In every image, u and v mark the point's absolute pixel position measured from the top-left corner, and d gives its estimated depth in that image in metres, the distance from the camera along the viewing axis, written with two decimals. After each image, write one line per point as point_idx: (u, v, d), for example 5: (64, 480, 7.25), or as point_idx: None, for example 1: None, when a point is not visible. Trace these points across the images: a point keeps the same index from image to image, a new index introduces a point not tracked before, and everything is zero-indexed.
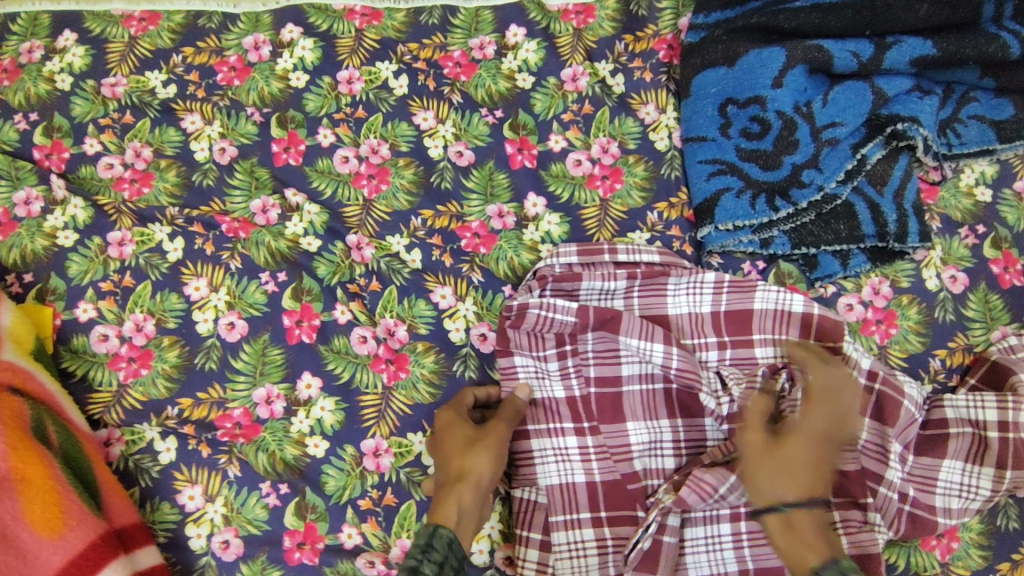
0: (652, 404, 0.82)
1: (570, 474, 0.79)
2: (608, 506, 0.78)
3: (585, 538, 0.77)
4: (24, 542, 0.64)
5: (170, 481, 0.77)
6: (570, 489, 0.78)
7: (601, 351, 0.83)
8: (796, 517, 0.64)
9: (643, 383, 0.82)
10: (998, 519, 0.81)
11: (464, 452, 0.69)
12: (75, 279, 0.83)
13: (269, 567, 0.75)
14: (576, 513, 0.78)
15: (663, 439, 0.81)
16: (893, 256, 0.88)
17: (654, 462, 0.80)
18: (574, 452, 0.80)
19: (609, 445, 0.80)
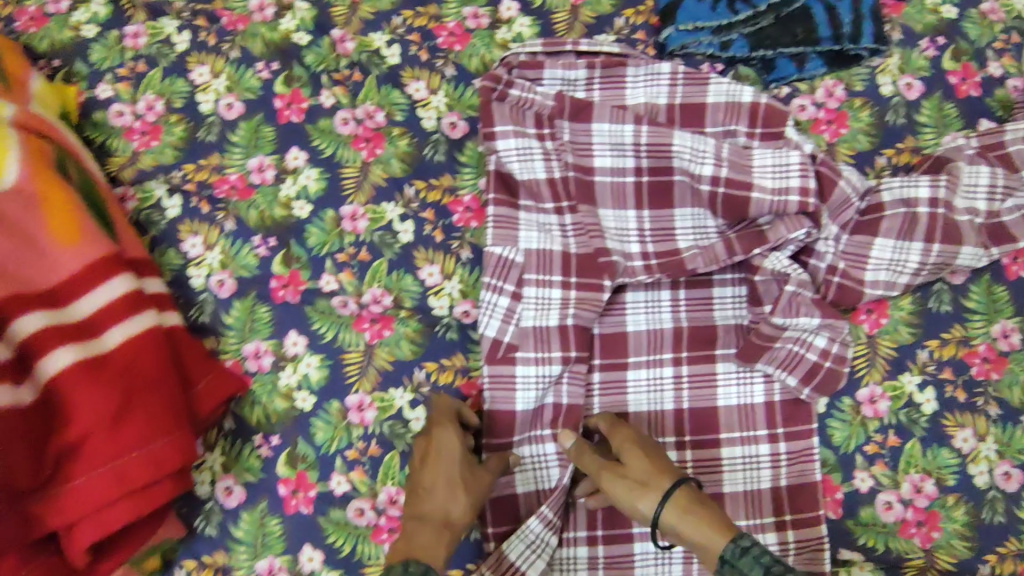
0: (620, 195, 0.87)
1: (548, 243, 0.85)
2: (580, 273, 0.84)
3: (552, 295, 0.84)
4: (48, 247, 0.76)
5: (175, 231, 0.88)
6: (546, 254, 0.85)
7: (575, 142, 0.87)
8: (679, 506, 0.68)
9: (614, 176, 0.87)
10: (931, 302, 0.86)
11: (438, 482, 0.72)
12: (96, 65, 0.94)
13: (257, 303, 0.86)
14: (548, 274, 0.85)
15: (628, 225, 0.86)
16: (849, 61, 0.92)
17: (623, 244, 0.86)
18: (555, 226, 0.86)
19: (587, 223, 0.85)
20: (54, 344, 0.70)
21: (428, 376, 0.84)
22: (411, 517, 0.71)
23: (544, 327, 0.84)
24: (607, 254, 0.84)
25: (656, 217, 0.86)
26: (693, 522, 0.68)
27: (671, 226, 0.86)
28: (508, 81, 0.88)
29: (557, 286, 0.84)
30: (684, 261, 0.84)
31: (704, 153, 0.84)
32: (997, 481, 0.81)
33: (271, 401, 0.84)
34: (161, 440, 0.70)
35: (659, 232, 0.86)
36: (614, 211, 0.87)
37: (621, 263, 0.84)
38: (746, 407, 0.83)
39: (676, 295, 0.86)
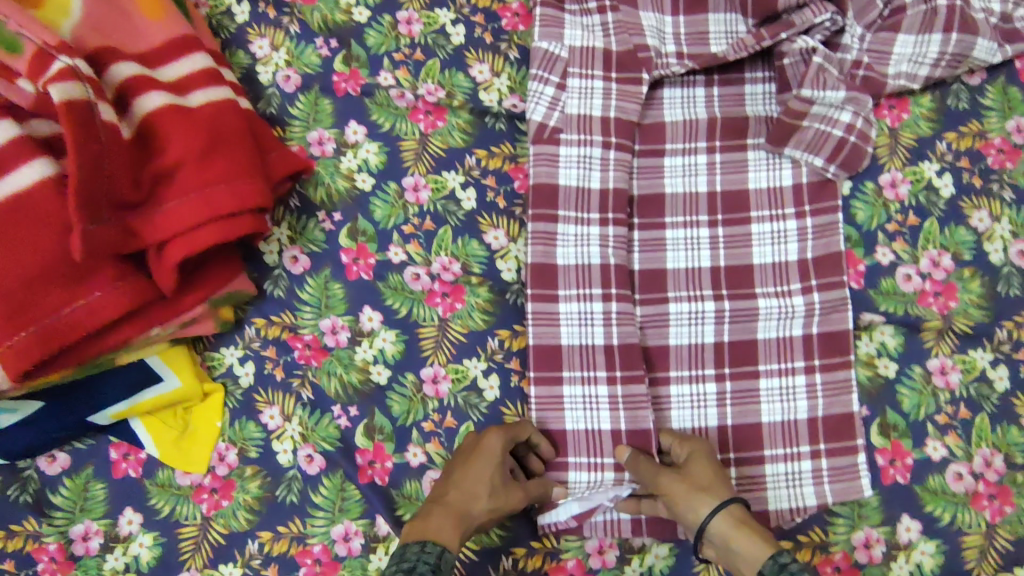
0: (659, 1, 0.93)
1: (591, 40, 0.91)
2: (620, 68, 0.90)
3: (594, 84, 0.89)
4: (138, 21, 0.83)
5: (244, 35, 0.95)
6: (589, 51, 0.90)
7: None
8: (733, 517, 0.70)
9: None
10: (949, 101, 0.92)
11: (472, 479, 0.73)
12: None
13: (321, 96, 0.92)
14: (590, 70, 0.90)
15: (665, 30, 0.92)
16: None
17: (660, 43, 0.91)
18: (598, 27, 0.92)
19: (627, 22, 0.91)
20: (147, 89, 0.76)
21: (478, 162, 0.91)
22: (439, 506, 0.71)
23: (587, 115, 0.88)
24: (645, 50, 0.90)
25: (692, 21, 0.93)
26: (742, 532, 0.68)
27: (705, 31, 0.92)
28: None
29: (599, 77, 0.89)
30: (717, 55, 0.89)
31: None
32: (1012, 258, 0.87)
33: (333, 182, 0.90)
34: (242, 180, 0.76)
35: (694, 36, 0.92)
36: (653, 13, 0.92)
37: (657, 58, 0.90)
38: (776, 188, 0.88)
39: (710, 92, 0.92)
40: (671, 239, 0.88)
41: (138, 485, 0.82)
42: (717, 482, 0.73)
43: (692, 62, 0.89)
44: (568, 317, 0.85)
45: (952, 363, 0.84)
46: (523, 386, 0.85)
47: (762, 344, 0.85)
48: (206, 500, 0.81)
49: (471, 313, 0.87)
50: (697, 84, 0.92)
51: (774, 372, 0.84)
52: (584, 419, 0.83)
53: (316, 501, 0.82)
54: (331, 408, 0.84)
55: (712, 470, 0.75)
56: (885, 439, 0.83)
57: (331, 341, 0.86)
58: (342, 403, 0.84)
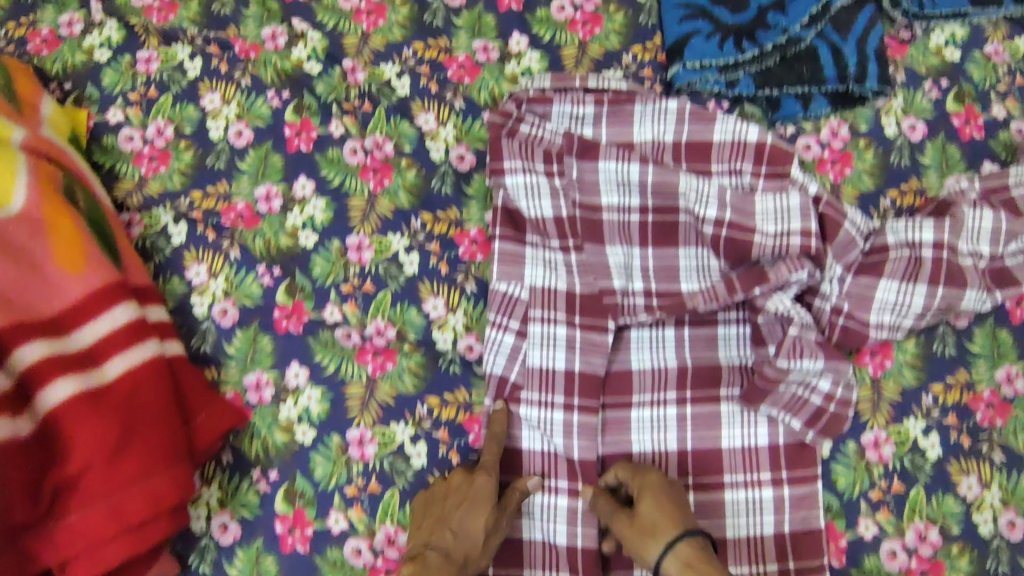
0: (626, 231, 0.86)
1: (553, 280, 0.85)
2: (583, 312, 0.83)
3: (557, 332, 0.83)
4: (53, 274, 0.75)
5: (180, 259, 0.87)
6: (550, 292, 0.84)
7: (583, 180, 0.87)
8: (681, 559, 0.67)
9: (619, 214, 0.87)
10: (935, 347, 0.86)
11: (473, 521, 0.71)
12: (108, 89, 0.94)
13: (260, 333, 0.85)
14: (552, 312, 0.84)
15: (634, 264, 0.86)
16: (854, 101, 0.92)
17: (627, 282, 0.85)
18: (561, 263, 0.85)
19: (590, 263, 0.85)
20: (54, 374, 0.69)
21: (429, 412, 0.82)
22: (439, 559, 0.68)
23: (550, 369, 0.82)
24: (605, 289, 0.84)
25: (663, 255, 0.86)
26: (692, 567, 0.66)
27: (676, 265, 0.85)
28: (517, 119, 0.88)
29: (560, 321, 0.83)
30: (686, 302, 0.83)
31: (707, 195, 0.84)
32: (1001, 530, 0.80)
33: (271, 434, 0.82)
34: (158, 477, 0.70)
35: (664, 269, 0.85)
36: (622, 246, 0.86)
37: (627, 304, 0.84)
38: (750, 449, 0.81)
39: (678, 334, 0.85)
40: None
41: None
42: (664, 523, 0.69)
43: (657, 307, 0.84)
44: None
45: None
46: None
47: None
48: None
49: None
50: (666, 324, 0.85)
51: None
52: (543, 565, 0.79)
53: None
54: None
55: (665, 504, 0.71)
56: None
57: None
58: None
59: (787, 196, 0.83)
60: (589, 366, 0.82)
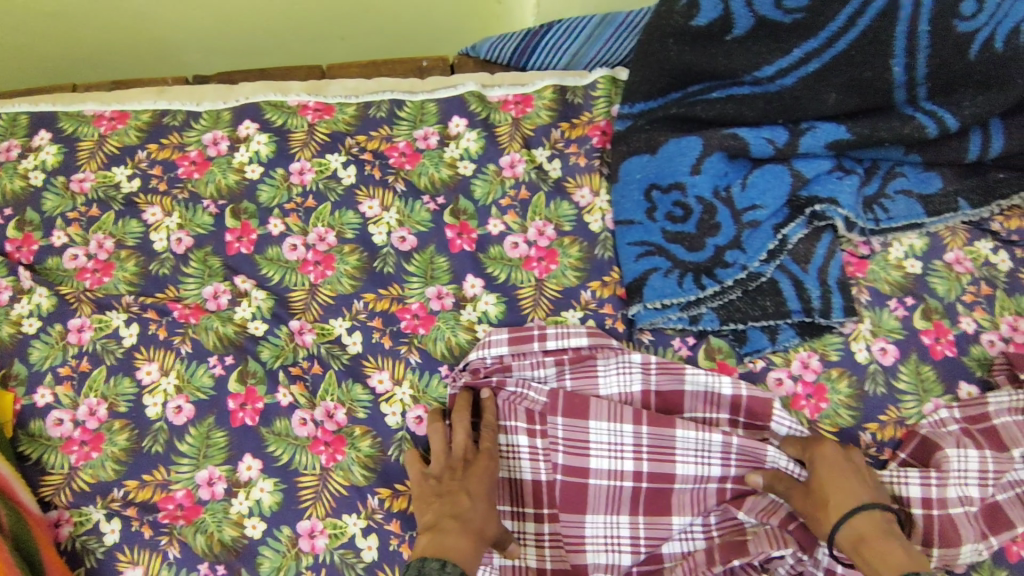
0: (615, 496, 0.81)
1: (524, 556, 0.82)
2: None
3: None
4: None
5: (113, 562, 0.80)
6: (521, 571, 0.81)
7: (569, 437, 0.81)
8: (857, 532, 0.68)
9: (610, 478, 0.81)
10: None
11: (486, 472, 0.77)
12: (36, 365, 0.88)
13: None
14: None
15: (619, 533, 0.81)
16: (820, 330, 0.90)
17: (610, 556, 0.80)
18: (530, 536, 0.82)
19: (564, 535, 0.81)
20: None
21: None
22: (456, 522, 0.70)
23: None
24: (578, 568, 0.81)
25: (654, 521, 0.81)
26: (868, 540, 0.66)
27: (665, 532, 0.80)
28: (500, 378, 0.86)
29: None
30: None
31: (710, 451, 0.80)
32: None
33: None
34: None
35: (654, 536, 0.81)
36: (605, 515, 0.81)
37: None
38: None
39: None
40: None
41: None
42: (847, 492, 0.70)
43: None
44: None
45: None
46: None
47: None
48: None
49: None
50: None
51: None
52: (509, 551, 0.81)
53: None
54: None
55: (847, 478, 0.72)
56: None
57: None
58: None
59: (784, 457, 0.79)
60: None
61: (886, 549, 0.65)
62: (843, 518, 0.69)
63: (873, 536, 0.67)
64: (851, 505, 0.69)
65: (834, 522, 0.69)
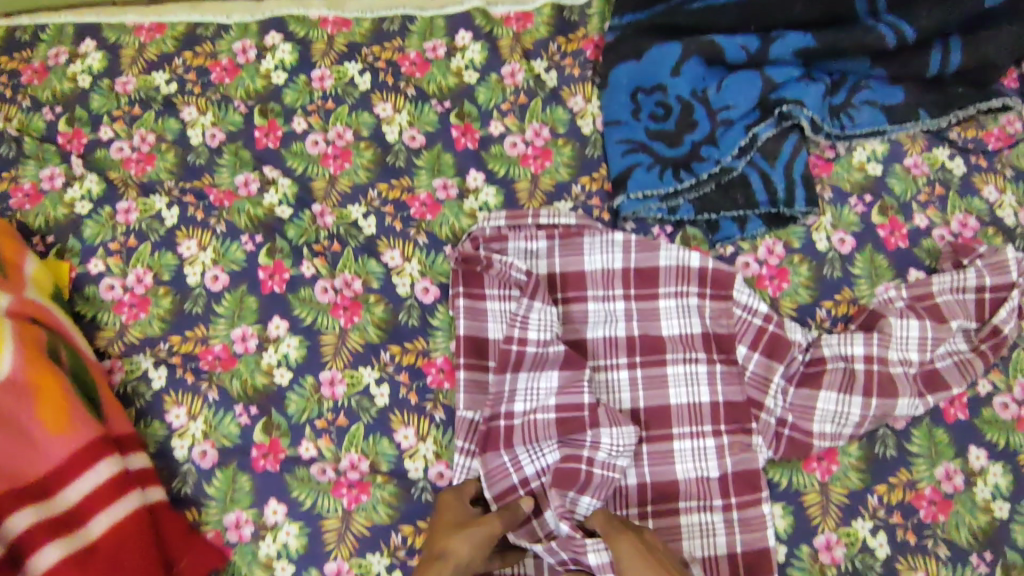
0: (613, 346, 0.95)
1: (535, 403, 0.89)
2: (563, 433, 0.87)
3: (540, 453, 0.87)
4: (38, 435, 0.79)
5: (160, 402, 0.92)
6: (530, 425, 0.88)
7: (570, 311, 0.96)
8: None
9: (607, 335, 0.95)
10: (877, 447, 0.92)
11: (461, 545, 0.77)
12: (89, 240, 1.00)
13: (239, 472, 0.89)
14: (536, 436, 0.87)
15: (538, 385, 0.89)
16: (786, 221, 1.01)
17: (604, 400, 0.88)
18: (541, 388, 0.89)
19: (569, 381, 0.88)
20: (43, 541, 0.74)
21: (404, 540, 0.86)
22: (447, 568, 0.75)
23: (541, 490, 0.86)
24: (504, 419, 0.88)
25: (566, 374, 0.89)
26: None
27: (581, 382, 0.88)
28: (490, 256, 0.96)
29: (511, 473, 0.87)
30: (587, 418, 0.86)
31: (690, 309, 0.96)
32: None
33: (252, 571, 0.85)
34: None
35: (566, 385, 0.88)
36: (527, 372, 0.90)
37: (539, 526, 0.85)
38: (710, 557, 0.87)
39: (591, 470, 0.85)
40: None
41: None
42: None
43: (555, 431, 0.87)
44: None
45: None
46: None
47: None
48: None
49: None
50: (597, 448, 0.86)
51: None
52: (524, 392, 0.89)
53: None
54: None
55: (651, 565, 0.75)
56: None
57: None
58: None
59: (752, 304, 0.94)
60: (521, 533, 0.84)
61: None
62: None
63: None
64: None
65: None
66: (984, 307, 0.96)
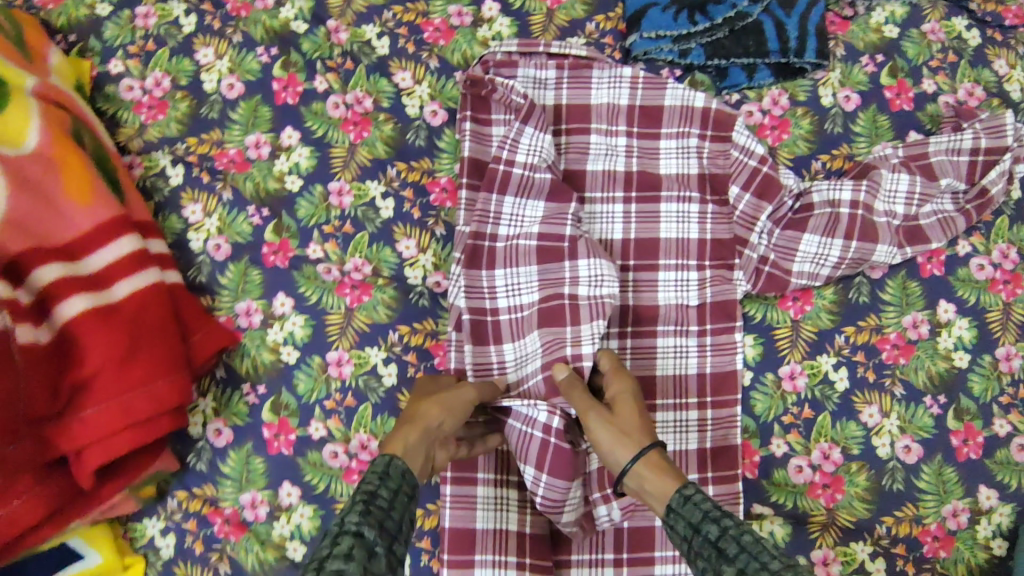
0: (611, 179, 0.98)
1: (518, 228, 0.93)
2: (542, 259, 0.92)
3: (517, 278, 0.93)
4: (65, 207, 0.85)
5: (177, 198, 0.97)
6: (512, 250, 0.93)
7: (573, 141, 0.99)
8: (643, 476, 0.73)
9: (606, 168, 0.99)
10: (851, 293, 0.97)
11: (432, 411, 0.79)
12: (109, 42, 1.02)
13: (250, 267, 0.96)
14: (517, 260, 0.93)
15: (523, 212, 0.94)
16: (793, 73, 1.02)
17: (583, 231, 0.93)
18: (528, 212, 0.93)
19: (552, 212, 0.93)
20: (68, 294, 0.79)
21: (400, 338, 0.94)
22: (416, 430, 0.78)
23: (517, 320, 0.93)
24: (489, 240, 0.94)
25: (552, 205, 0.93)
26: (654, 479, 0.72)
27: (566, 213, 0.92)
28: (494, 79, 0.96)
29: (486, 297, 0.93)
30: (566, 249, 0.91)
31: (688, 150, 0.98)
32: (898, 453, 0.93)
33: (259, 354, 0.94)
34: (160, 380, 0.80)
35: (551, 215, 0.93)
36: (513, 196, 0.94)
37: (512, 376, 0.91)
38: (681, 375, 0.94)
39: (576, 303, 0.89)
40: (661, 421, 0.93)
41: None
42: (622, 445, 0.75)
43: (534, 258, 0.92)
44: (486, 501, 0.90)
45: (834, 554, 0.90)
46: (433, 565, 0.91)
47: (658, 533, 0.91)
48: None
49: None
50: (577, 284, 0.90)
51: (668, 559, 0.91)
52: (512, 215, 0.94)
53: None
54: None
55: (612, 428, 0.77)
56: None
57: (250, 515, 0.90)
58: None
59: (750, 148, 0.97)
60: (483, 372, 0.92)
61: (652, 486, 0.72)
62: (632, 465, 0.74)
63: (655, 473, 0.73)
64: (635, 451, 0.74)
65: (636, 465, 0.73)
66: (976, 171, 0.99)
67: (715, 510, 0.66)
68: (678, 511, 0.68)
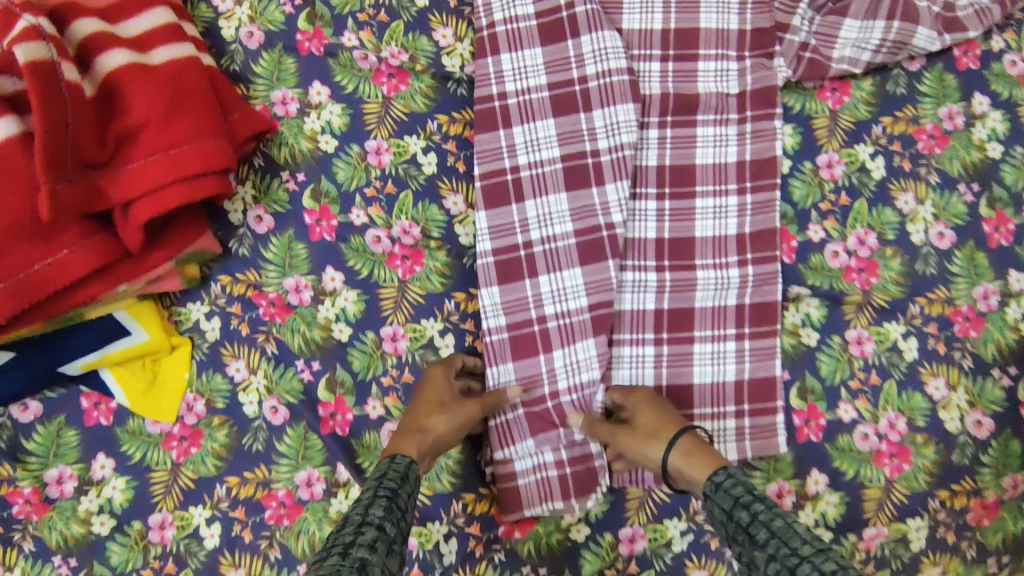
0: None
1: (524, 81, 0.92)
2: (557, 110, 0.92)
3: (537, 135, 0.91)
4: None
5: None
6: (526, 105, 0.92)
7: None
8: (679, 461, 0.77)
9: None
10: (889, 86, 0.97)
11: (441, 424, 0.80)
12: None
13: (284, 55, 0.94)
14: (532, 116, 0.92)
15: (525, 65, 0.93)
16: None
17: (602, 66, 0.91)
18: (530, 62, 0.93)
19: (552, 58, 0.93)
20: (107, 49, 0.77)
21: (440, 128, 0.94)
22: (423, 439, 0.78)
23: (539, 175, 0.91)
24: (498, 100, 0.92)
25: (550, 51, 0.93)
26: (689, 467, 0.76)
27: (566, 56, 0.92)
28: None
29: (506, 156, 0.91)
30: (579, 97, 0.91)
31: None
32: (932, 239, 0.94)
33: (297, 142, 0.92)
34: (205, 140, 0.78)
35: (553, 63, 0.93)
36: (509, 54, 0.93)
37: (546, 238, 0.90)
38: (720, 164, 0.94)
39: (599, 160, 0.90)
40: (700, 208, 0.93)
41: (109, 433, 0.87)
42: (656, 434, 0.79)
43: (551, 110, 0.92)
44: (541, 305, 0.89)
45: (868, 334, 0.92)
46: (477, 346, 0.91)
47: (698, 313, 0.91)
48: (175, 447, 0.86)
49: (430, 275, 0.91)
50: (596, 137, 0.91)
51: (708, 338, 0.91)
52: (514, 73, 0.93)
53: (280, 450, 0.86)
54: (295, 362, 0.88)
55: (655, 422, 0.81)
56: (803, 402, 0.91)
57: (295, 299, 0.89)
58: (305, 358, 0.88)
59: None
60: (504, 244, 0.90)
61: (696, 473, 0.75)
62: (664, 457, 0.78)
63: (688, 462, 0.76)
64: (668, 443, 0.78)
65: (665, 457, 0.78)
66: None
67: (748, 496, 0.70)
68: (713, 498, 0.72)
